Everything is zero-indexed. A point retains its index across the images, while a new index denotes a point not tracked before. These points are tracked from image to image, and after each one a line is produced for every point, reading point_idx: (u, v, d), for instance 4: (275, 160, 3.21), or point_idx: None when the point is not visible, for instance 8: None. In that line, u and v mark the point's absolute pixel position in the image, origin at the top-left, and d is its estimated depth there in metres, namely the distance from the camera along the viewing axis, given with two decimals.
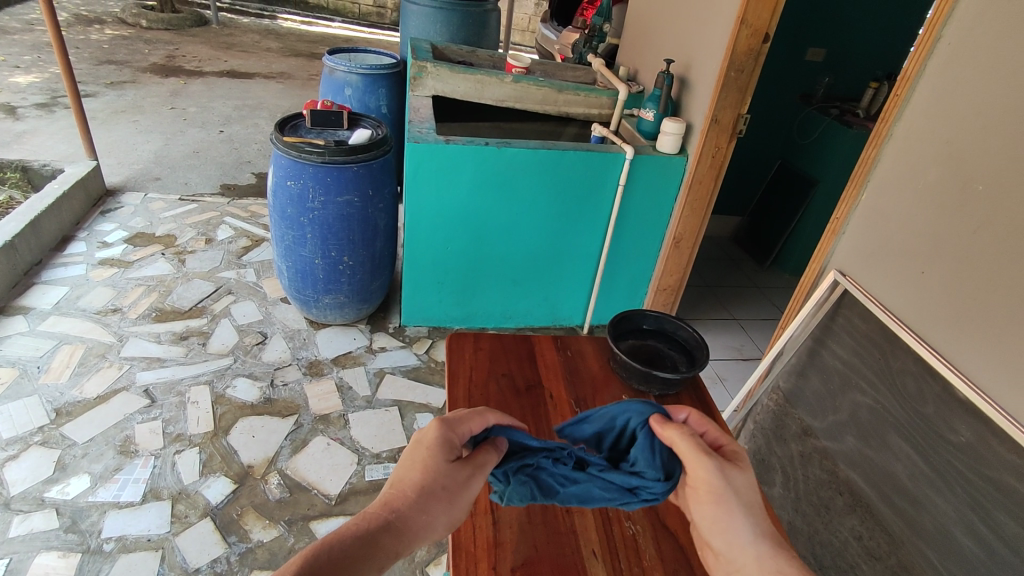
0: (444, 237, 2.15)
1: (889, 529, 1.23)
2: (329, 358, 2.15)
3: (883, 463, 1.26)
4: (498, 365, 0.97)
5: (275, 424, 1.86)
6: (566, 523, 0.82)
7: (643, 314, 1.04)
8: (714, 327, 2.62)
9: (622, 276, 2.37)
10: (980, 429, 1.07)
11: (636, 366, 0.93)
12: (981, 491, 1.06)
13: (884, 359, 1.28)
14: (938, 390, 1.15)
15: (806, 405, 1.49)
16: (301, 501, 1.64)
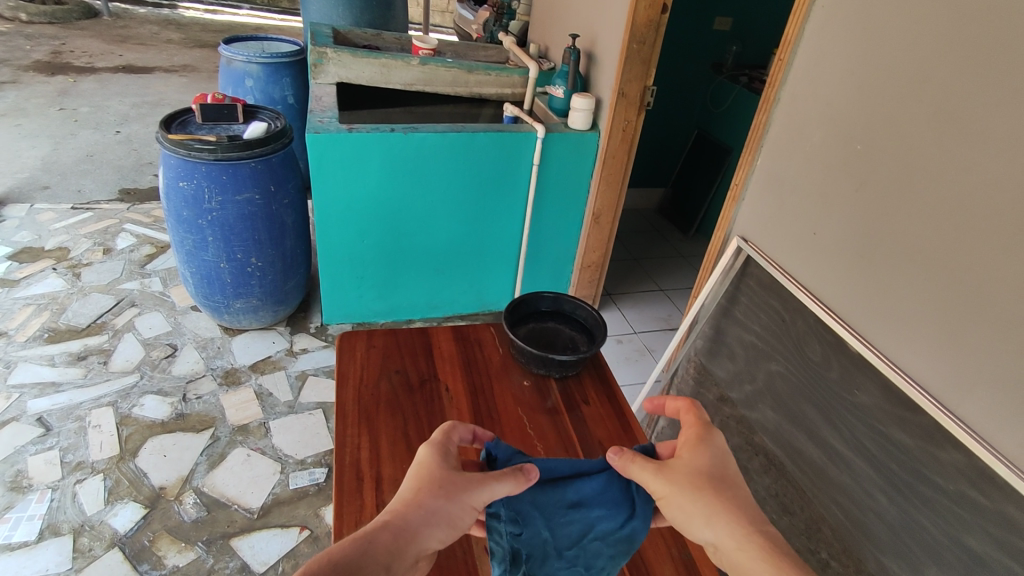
0: (358, 230, 2.07)
1: (798, 485, 1.28)
2: (246, 365, 2.04)
3: (790, 422, 1.30)
4: (391, 362, 0.93)
5: (188, 441, 1.75)
6: None
7: (540, 296, 1.02)
8: (642, 299, 2.65)
9: (547, 256, 2.36)
10: (872, 382, 1.10)
11: (532, 350, 0.91)
12: (877, 442, 1.10)
13: (786, 323, 1.31)
14: (833, 348, 1.19)
15: (720, 370, 1.53)
16: (219, 519, 1.56)
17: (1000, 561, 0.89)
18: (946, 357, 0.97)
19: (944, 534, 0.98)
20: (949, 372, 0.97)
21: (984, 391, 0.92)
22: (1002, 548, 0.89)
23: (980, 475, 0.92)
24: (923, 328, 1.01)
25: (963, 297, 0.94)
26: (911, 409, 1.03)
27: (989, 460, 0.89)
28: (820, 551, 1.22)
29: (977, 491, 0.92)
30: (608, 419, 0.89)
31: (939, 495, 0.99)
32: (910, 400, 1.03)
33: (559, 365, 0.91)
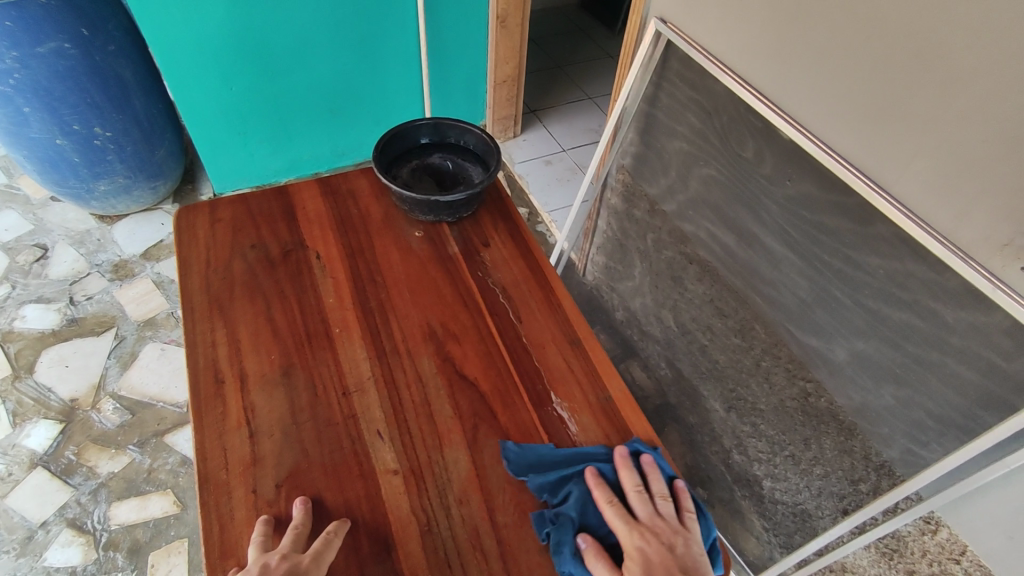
0: (220, 76, 1.72)
1: (733, 289, 1.24)
2: (136, 254, 1.81)
3: (725, 226, 1.22)
4: (244, 236, 0.76)
5: (90, 345, 1.59)
6: (342, 409, 0.60)
7: (416, 125, 0.82)
8: (570, 112, 2.43)
9: (455, 74, 2.07)
10: (804, 170, 1.00)
11: (411, 194, 0.75)
12: (807, 232, 1.03)
13: (714, 115, 1.16)
14: (766, 138, 1.05)
15: (650, 181, 1.40)
16: (147, 419, 1.46)
17: (922, 333, 0.88)
18: (881, 131, 0.85)
19: (870, 315, 0.96)
20: (883, 147, 0.86)
21: (920, 164, 0.82)
22: (925, 321, 0.88)
23: (908, 254, 0.87)
24: (858, 99, 0.87)
25: (907, 54, 0.79)
26: (845, 193, 0.94)
27: (922, 237, 0.83)
28: (753, 346, 1.22)
29: (905, 271, 0.88)
30: (515, 257, 0.76)
31: (866, 279, 0.95)
32: (844, 184, 0.94)
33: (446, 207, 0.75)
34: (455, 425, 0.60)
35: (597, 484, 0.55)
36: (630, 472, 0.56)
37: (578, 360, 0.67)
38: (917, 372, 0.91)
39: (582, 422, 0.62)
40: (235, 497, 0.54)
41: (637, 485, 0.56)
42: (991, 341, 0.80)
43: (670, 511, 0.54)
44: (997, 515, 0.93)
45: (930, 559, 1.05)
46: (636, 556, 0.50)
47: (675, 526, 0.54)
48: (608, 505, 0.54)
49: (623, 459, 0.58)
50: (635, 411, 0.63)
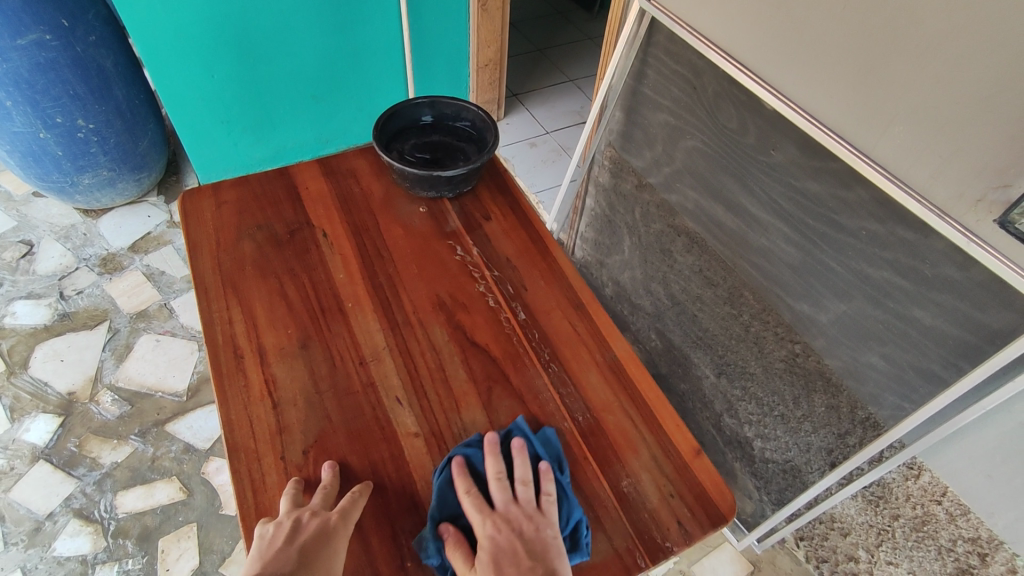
0: (203, 64, 1.70)
1: (721, 257, 1.29)
2: (124, 247, 1.80)
3: (712, 196, 1.25)
4: (250, 217, 0.77)
5: (84, 339, 1.58)
6: (361, 378, 0.63)
7: (415, 104, 0.84)
8: (552, 94, 2.45)
9: (437, 58, 2.07)
10: (787, 140, 1.04)
11: (412, 171, 0.77)
12: (791, 199, 1.07)
13: (698, 89, 1.19)
14: (750, 108, 1.09)
15: (637, 157, 1.43)
16: (147, 409, 1.47)
17: (903, 290, 0.93)
18: (861, 97, 0.89)
19: (852, 276, 1.01)
20: (862, 113, 0.90)
21: (897, 128, 0.86)
22: (906, 279, 0.92)
23: (889, 215, 0.92)
24: (838, 68, 0.91)
25: (884, 23, 0.82)
26: (827, 159, 0.98)
27: (901, 197, 0.87)
28: (741, 312, 1.27)
29: (886, 232, 0.93)
30: (515, 230, 0.79)
31: (850, 242, 0.99)
32: (826, 150, 0.98)
33: (447, 182, 0.77)
34: (470, 388, 0.63)
35: (459, 475, 0.55)
36: (493, 459, 0.56)
37: (583, 324, 0.70)
38: (899, 327, 0.96)
39: (591, 380, 0.65)
40: (265, 463, 0.57)
41: (499, 471, 0.55)
42: (968, 293, 0.85)
43: (528, 496, 0.54)
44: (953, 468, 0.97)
45: (914, 501, 1.08)
46: (486, 544, 0.50)
47: (531, 512, 0.53)
48: (466, 493, 0.53)
49: (490, 445, 0.57)
50: (639, 369, 0.66)
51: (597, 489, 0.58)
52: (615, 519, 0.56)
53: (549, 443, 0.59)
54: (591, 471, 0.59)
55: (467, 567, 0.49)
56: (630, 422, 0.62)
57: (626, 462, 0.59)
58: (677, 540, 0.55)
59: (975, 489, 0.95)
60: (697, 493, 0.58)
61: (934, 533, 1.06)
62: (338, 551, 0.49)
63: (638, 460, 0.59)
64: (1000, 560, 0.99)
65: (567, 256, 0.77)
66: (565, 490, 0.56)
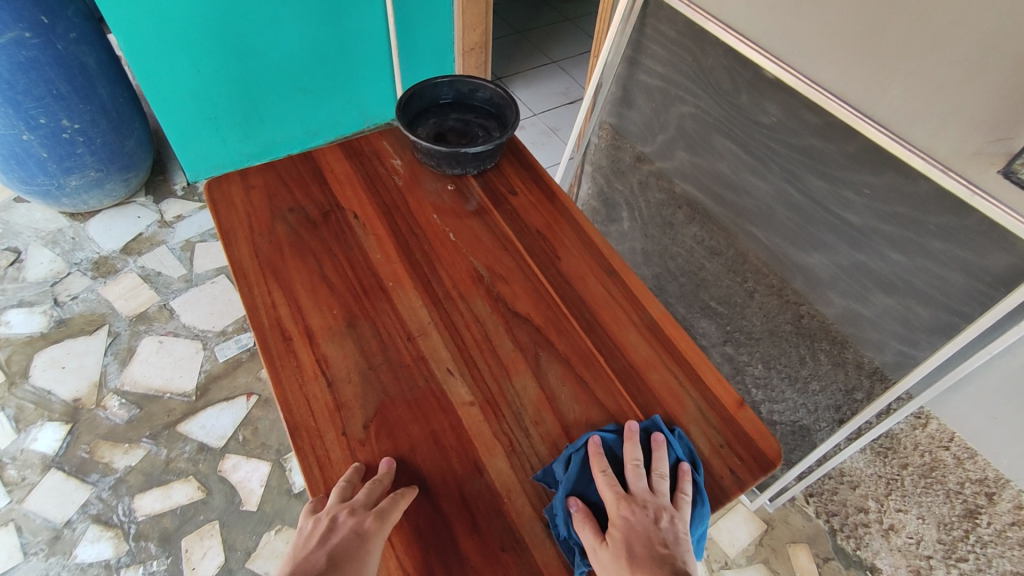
0: (187, 57, 1.66)
1: (724, 226, 1.33)
2: (117, 250, 1.76)
3: (713, 166, 1.28)
4: (279, 201, 0.77)
5: (84, 345, 1.55)
6: (411, 352, 0.64)
7: (433, 83, 0.84)
8: (536, 77, 2.45)
9: (422, 45, 2.06)
10: (786, 105, 1.06)
11: (439, 149, 0.77)
12: (793, 164, 1.10)
13: (696, 61, 1.21)
14: (750, 76, 1.11)
15: (635, 133, 1.45)
16: (156, 411, 1.45)
17: (907, 246, 0.97)
18: (861, 61, 0.92)
19: (857, 236, 1.05)
20: (862, 75, 0.92)
21: (898, 89, 0.89)
22: (909, 235, 0.95)
23: (889, 173, 0.94)
24: (840, 32, 0.93)
25: None
26: (826, 123, 1.01)
27: (903, 155, 0.90)
28: (745, 278, 1.31)
29: (887, 190, 0.95)
30: (541, 203, 0.80)
31: (853, 202, 1.02)
32: (826, 114, 1.00)
33: (473, 158, 0.78)
34: (518, 356, 0.65)
35: (595, 455, 0.55)
36: (632, 445, 0.56)
37: (619, 287, 0.71)
38: (904, 282, 1.00)
39: (634, 340, 0.66)
40: (327, 440, 0.58)
41: (636, 459, 0.55)
42: (967, 245, 0.88)
43: (665, 488, 0.53)
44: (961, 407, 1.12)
45: (922, 449, 1.19)
46: (618, 522, 0.50)
47: (666, 503, 0.52)
48: (602, 472, 0.54)
49: (630, 432, 0.57)
50: (677, 328, 0.68)
51: None
52: None
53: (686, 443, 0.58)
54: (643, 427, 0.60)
55: (596, 542, 0.49)
56: (673, 377, 0.64)
57: (675, 416, 0.61)
58: (732, 486, 0.57)
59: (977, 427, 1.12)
60: (745, 443, 0.60)
61: (943, 477, 1.16)
62: (371, 554, 0.48)
63: (686, 415, 0.61)
64: (1007, 497, 1.13)
65: (593, 224, 0.78)
66: (700, 491, 0.55)
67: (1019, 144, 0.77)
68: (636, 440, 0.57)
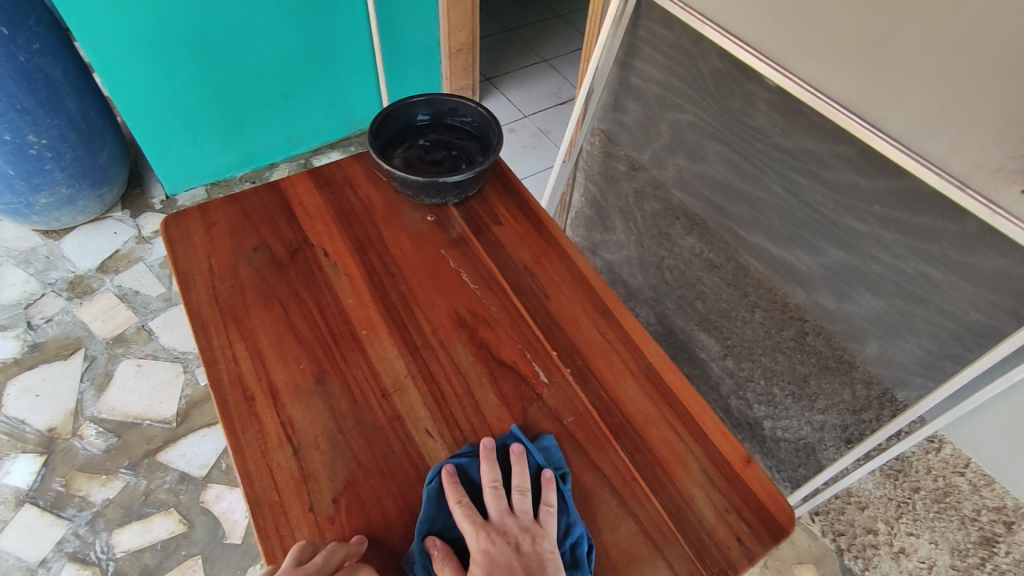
0: (160, 66, 1.59)
1: (723, 239, 1.27)
2: (92, 269, 1.69)
3: (712, 177, 1.22)
4: (243, 239, 0.71)
5: (59, 371, 1.49)
6: (386, 411, 0.58)
7: (410, 102, 0.78)
8: (526, 77, 2.38)
9: (407, 46, 1.99)
10: (788, 114, 1.00)
11: (415, 178, 0.71)
12: (796, 177, 1.04)
13: (692, 66, 1.14)
14: (749, 83, 1.04)
15: (629, 140, 1.38)
16: (135, 440, 1.39)
17: (918, 266, 0.91)
18: (868, 69, 0.86)
19: (866, 253, 0.99)
20: (870, 84, 0.87)
21: (909, 98, 0.83)
22: (922, 254, 0.90)
23: (900, 188, 0.88)
24: (846, 38, 0.87)
25: None
26: (831, 134, 0.95)
27: (915, 169, 0.84)
28: (746, 293, 1.25)
29: (899, 206, 0.89)
30: (528, 234, 0.74)
31: (860, 218, 0.97)
32: (831, 125, 0.94)
33: (452, 186, 0.72)
34: (504, 412, 0.59)
35: (450, 483, 0.52)
36: (489, 467, 0.53)
37: (613, 330, 0.65)
38: (918, 303, 0.94)
39: (630, 391, 0.61)
40: (292, 517, 0.52)
41: (495, 480, 0.52)
42: (987, 265, 0.82)
43: (524, 507, 0.51)
44: (978, 436, 1.08)
45: (935, 473, 1.14)
46: (479, 558, 0.48)
47: (528, 525, 0.50)
48: (458, 503, 0.50)
49: (486, 452, 0.54)
50: (678, 375, 0.62)
51: (651, 511, 0.54)
52: (672, 543, 0.52)
53: (547, 450, 0.56)
54: (642, 491, 0.55)
55: None
56: (674, 434, 0.58)
57: (675, 478, 0.55)
58: (740, 560, 0.52)
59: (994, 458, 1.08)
60: (755, 507, 0.54)
61: (957, 503, 1.11)
62: None
63: (688, 476, 0.56)
64: None
65: (583, 255, 0.73)
66: (564, 497, 0.53)
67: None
68: (489, 458, 0.54)
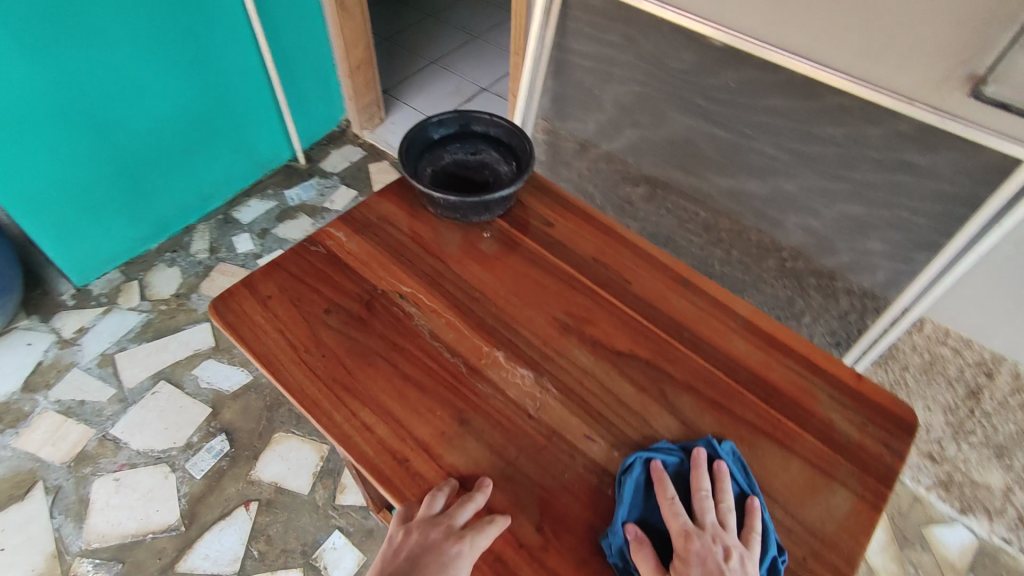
0: (44, 147, 1.39)
1: (688, 194, 1.34)
2: (18, 390, 1.47)
3: (670, 139, 1.28)
4: (309, 304, 0.67)
5: (20, 514, 1.29)
6: (541, 431, 0.59)
7: (432, 123, 0.77)
8: (422, 81, 2.35)
9: (304, 72, 1.88)
10: (743, 70, 1.08)
11: (460, 200, 0.71)
12: (757, 123, 1.13)
13: (634, 40, 1.19)
14: (696, 45, 1.11)
15: (575, 121, 1.42)
16: (143, 558, 1.25)
17: (883, 168, 1.03)
18: (810, 16, 0.95)
19: (830, 176, 1.11)
20: (816, 28, 0.95)
21: (855, 35, 0.92)
22: (886, 165, 1.02)
23: (858, 115, 1.00)
24: None
25: None
26: (784, 79, 1.04)
27: (871, 96, 0.95)
28: (720, 238, 1.34)
29: (859, 131, 1.01)
30: (583, 229, 0.77)
31: (824, 148, 1.08)
32: (784, 70, 1.03)
33: (497, 199, 0.72)
34: (645, 398, 0.62)
35: (662, 483, 0.54)
36: (699, 474, 0.55)
37: (701, 298, 0.70)
38: (888, 207, 1.07)
39: (741, 347, 0.67)
40: (510, 558, 0.52)
41: (703, 490, 0.54)
42: (946, 163, 0.96)
43: (732, 522, 0.52)
44: (954, 306, 1.28)
45: (921, 348, 1.32)
46: (683, 560, 0.50)
47: (733, 538, 0.52)
48: (671, 500, 0.53)
49: (697, 459, 0.56)
50: (771, 321, 0.69)
51: (809, 444, 0.60)
52: (838, 465, 0.59)
53: (741, 465, 0.57)
54: (793, 430, 0.61)
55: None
56: (795, 374, 0.65)
57: (813, 410, 0.62)
58: (895, 461, 0.60)
59: (972, 321, 1.28)
60: (884, 414, 0.63)
61: (943, 368, 1.29)
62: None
63: (821, 405, 0.63)
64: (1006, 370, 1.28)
65: (640, 234, 0.76)
66: (769, 528, 0.54)
67: (983, 66, 0.84)
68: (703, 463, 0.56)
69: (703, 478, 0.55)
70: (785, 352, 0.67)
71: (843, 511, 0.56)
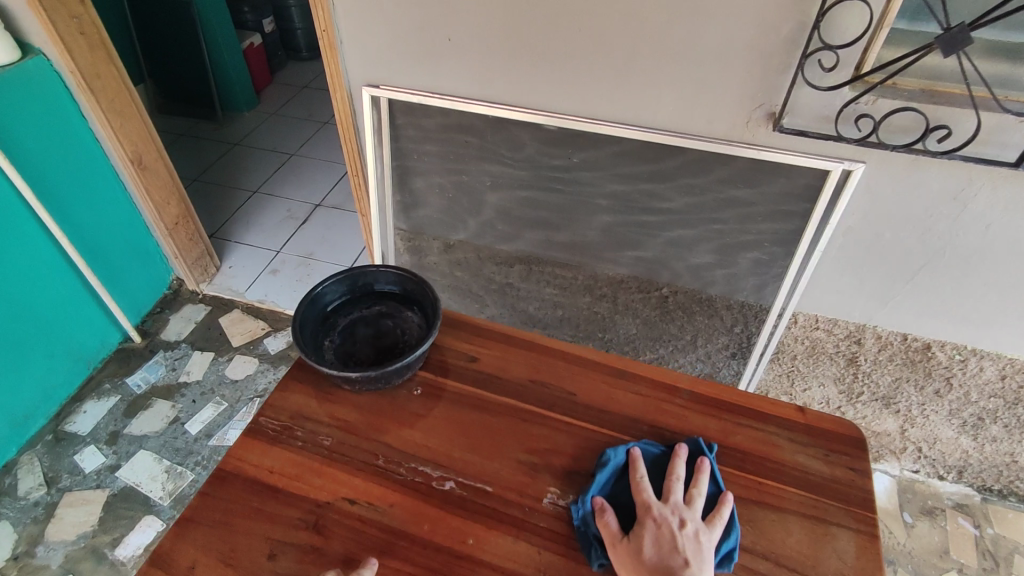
0: None
1: (563, 261, 1.33)
2: None
3: (531, 220, 1.29)
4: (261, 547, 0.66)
5: None
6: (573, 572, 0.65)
7: (322, 293, 0.79)
8: (248, 214, 2.21)
9: (114, 246, 1.67)
10: (582, 147, 1.14)
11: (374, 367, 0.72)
12: (608, 189, 1.18)
13: (470, 141, 1.22)
14: (532, 132, 1.16)
15: (431, 223, 1.38)
16: None
17: (725, 202, 1.12)
18: (625, 90, 1.05)
19: (688, 217, 1.16)
20: (634, 98, 1.06)
21: (669, 97, 1.03)
22: (728, 197, 1.11)
23: (691, 162, 1.09)
24: (600, 74, 1.04)
25: (619, 29, 0.97)
26: (618, 148, 1.12)
27: (697, 145, 1.06)
28: (603, 293, 1.34)
29: (696, 175, 1.10)
30: (540, 362, 0.82)
31: (671, 193, 1.14)
32: (617, 140, 1.11)
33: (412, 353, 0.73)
34: None
35: (638, 469, 0.70)
36: (676, 464, 0.70)
37: (661, 392, 0.80)
38: (741, 232, 1.15)
39: (711, 427, 0.77)
40: None
41: (676, 475, 0.69)
42: (774, 184, 1.07)
43: (693, 504, 0.67)
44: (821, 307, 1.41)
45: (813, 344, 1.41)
46: (642, 527, 0.64)
47: (692, 516, 0.66)
48: (641, 480, 0.68)
49: (678, 451, 0.71)
50: (723, 390, 0.81)
51: (796, 496, 0.71)
52: (828, 509, 0.70)
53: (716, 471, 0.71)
54: (779, 488, 0.72)
55: (616, 533, 0.64)
56: (760, 433, 0.76)
57: (786, 461, 0.74)
58: (865, 486, 0.72)
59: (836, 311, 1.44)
60: (834, 442, 0.76)
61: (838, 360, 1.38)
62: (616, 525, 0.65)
63: (792, 454, 0.75)
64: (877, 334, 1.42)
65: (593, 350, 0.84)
66: (733, 519, 0.67)
67: (776, 104, 0.98)
68: (685, 456, 0.71)
69: (676, 463, 0.70)
70: (744, 418, 0.78)
71: (851, 551, 0.67)
